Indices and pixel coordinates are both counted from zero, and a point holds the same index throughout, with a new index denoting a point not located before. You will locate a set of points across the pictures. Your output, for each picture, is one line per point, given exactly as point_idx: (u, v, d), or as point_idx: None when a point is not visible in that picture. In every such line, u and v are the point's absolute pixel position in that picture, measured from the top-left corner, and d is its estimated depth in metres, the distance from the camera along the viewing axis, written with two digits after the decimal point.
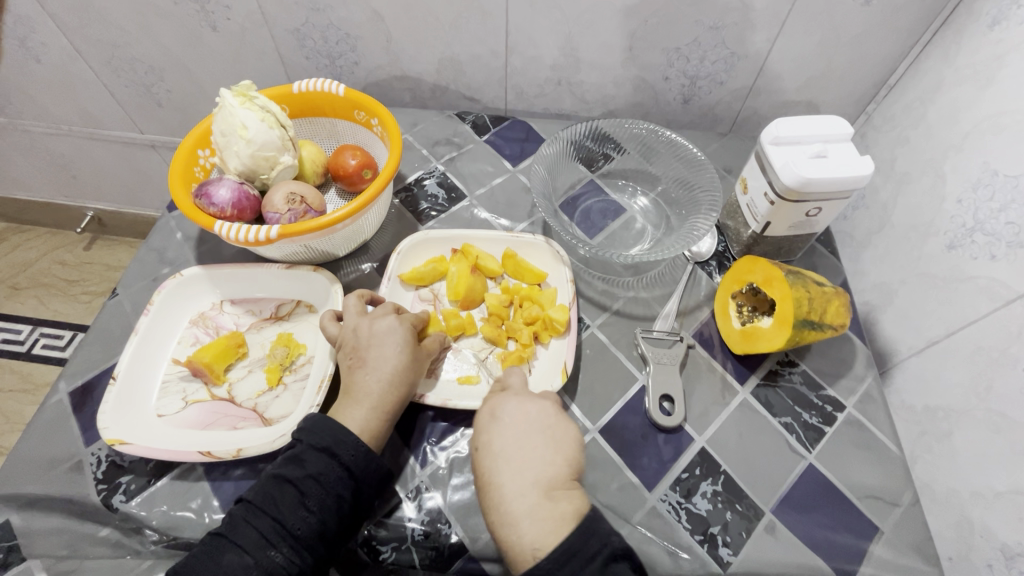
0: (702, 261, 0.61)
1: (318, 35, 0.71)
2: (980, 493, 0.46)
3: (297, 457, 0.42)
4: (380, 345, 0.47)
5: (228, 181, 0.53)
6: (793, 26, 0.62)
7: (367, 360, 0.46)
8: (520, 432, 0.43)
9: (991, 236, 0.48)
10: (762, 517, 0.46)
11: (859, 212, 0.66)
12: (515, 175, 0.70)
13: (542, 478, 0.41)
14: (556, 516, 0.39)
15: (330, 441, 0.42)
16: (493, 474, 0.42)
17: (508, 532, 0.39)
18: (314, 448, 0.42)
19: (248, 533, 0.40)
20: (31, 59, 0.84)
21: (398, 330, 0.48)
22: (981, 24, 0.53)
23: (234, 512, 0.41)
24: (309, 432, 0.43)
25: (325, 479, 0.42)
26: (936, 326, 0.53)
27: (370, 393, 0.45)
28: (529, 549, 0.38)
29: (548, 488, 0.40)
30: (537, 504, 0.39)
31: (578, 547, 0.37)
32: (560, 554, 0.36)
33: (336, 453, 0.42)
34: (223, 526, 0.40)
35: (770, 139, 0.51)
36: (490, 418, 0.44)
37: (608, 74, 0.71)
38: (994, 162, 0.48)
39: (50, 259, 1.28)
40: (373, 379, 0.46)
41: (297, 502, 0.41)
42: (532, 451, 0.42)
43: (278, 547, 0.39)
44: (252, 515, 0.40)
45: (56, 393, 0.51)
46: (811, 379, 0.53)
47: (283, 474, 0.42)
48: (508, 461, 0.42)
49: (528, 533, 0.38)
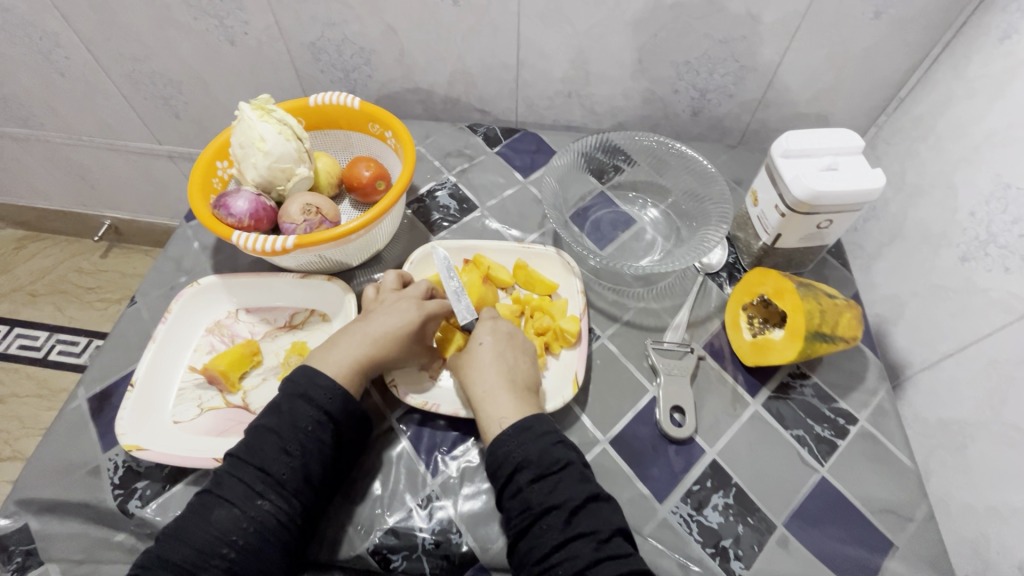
0: (713, 272, 0.62)
1: (333, 48, 0.73)
2: (997, 509, 0.46)
3: (277, 407, 0.43)
4: (388, 312, 0.48)
5: (246, 192, 0.54)
6: (802, 39, 0.63)
7: (370, 318, 0.48)
8: (515, 346, 0.49)
9: (1005, 249, 0.48)
10: (774, 530, 0.45)
11: (870, 224, 0.66)
12: (526, 186, 0.70)
13: (524, 380, 0.47)
14: (526, 402, 0.46)
15: (305, 386, 0.44)
16: (487, 365, 0.47)
17: (484, 405, 0.46)
18: (292, 396, 0.44)
19: (235, 486, 0.40)
20: (55, 72, 0.87)
21: (412, 311, 0.49)
22: (992, 37, 0.53)
23: (221, 468, 0.42)
24: (289, 381, 0.44)
25: (304, 425, 0.42)
26: (950, 339, 0.52)
27: (357, 339, 0.47)
28: (497, 421, 0.45)
29: (527, 388, 0.47)
30: (517, 393, 0.46)
31: (535, 424, 0.44)
32: (522, 427, 0.43)
33: (313, 398, 0.43)
34: (210, 484, 0.41)
35: (780, 151, 0.52)
36: (496, 329, 0.49)
37: (618, 87, 0.72)
38: (1006, 174, 0.48)
39: (67, 266, 1.31)
40: (365, 331, 0.47)
41: (279, 450, 0.41)
42: (523, 361, 0.48)
43: (265, 496, 0.40)
44: (238, 468, 0.41)
45: (75, 398, 0.52)
46: (823, 392, 0.53)
47: (264, 424, 0.43)
48: (501, 361, 0.47)
49: (503, 413, 0.45)
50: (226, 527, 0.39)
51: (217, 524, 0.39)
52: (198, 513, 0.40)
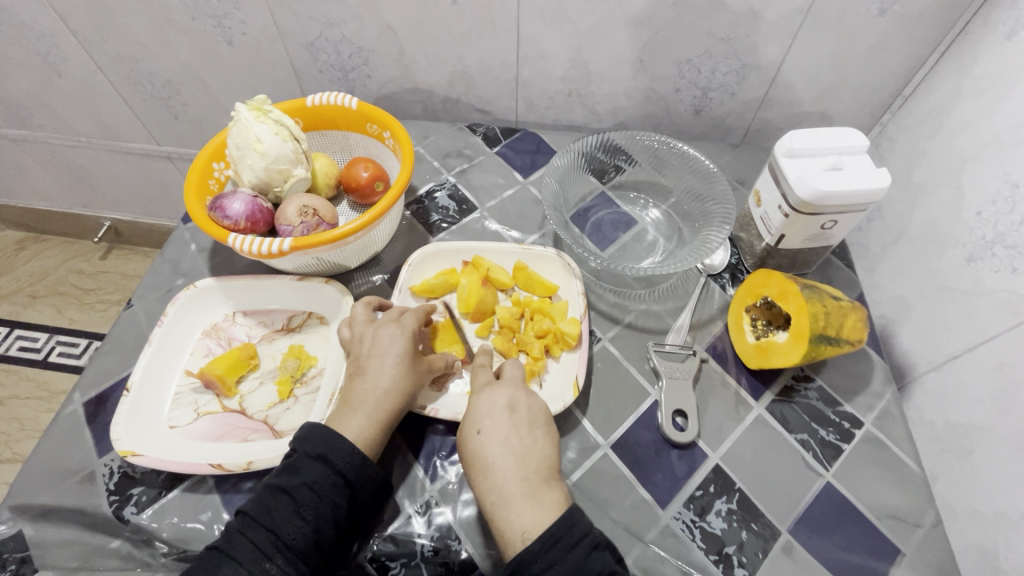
0: (715, 273, 0.61)
1: (331, 48, 0.72)
2: (1006, 515, 0.45)
3: (293, 466, 0.42)
4: (380, 356, 0.47)
5: (242, 194, 0.54)
6: (806, 37, 0.62)
7: (366, 369, 0.47)
8: (519, 424, 0.44)
9: (1012, 249, 0.47)
10: (779, 537, 0.45)
11: (874, 224, 0.65)
12: (526, 187, 0.70)
13: (537, 466, 0.43)
14: (548, 502, 0.41)
15: (324, 448, 0.43)
16: (494, 460, 0.42)
17: (502, 515, 0.40)
18: (309, 457, 0.42)
19: (243, 547, 0.39)
20: (53, 73, 0.86)
21: (399, 340, 0.48)
22: (999, 34, 0.52)
23: (231, 525, 0.41)
24: (304, 439, 0.43)
25: (319, 488, 0.41)
26: (957, 341, 0.52)
27: (366, 400, 0.45)
28: (521, 531, 0.39)
29: (543, 475, 0.42)
30: (534, 495, 0.41)
31: (565, 531, 0.38)
32: (551, 537, 0.38)
33: (331, 461, 0.42)
34: (219, 539, 0.40)
35: (784, 151, 0.51)
36: (492, 407, 0.45)
37: (619, 86, 0.71)
38: (1014, 173, 0.47)
39: (67, 268, 1.30)
40: (370, 388, 0.46)
41: (292, 512, 0.41)
42: (532, 441, 0.44)
43: (273, 559, 0.39)
44: (248, 527, 0.40)
45: (70, 403, 0.51)
46: (827, 395, 0.52)
47: (279, 483, 0.42)
48: (508, 449, 0.43)
49: (524, 514, 0.40)
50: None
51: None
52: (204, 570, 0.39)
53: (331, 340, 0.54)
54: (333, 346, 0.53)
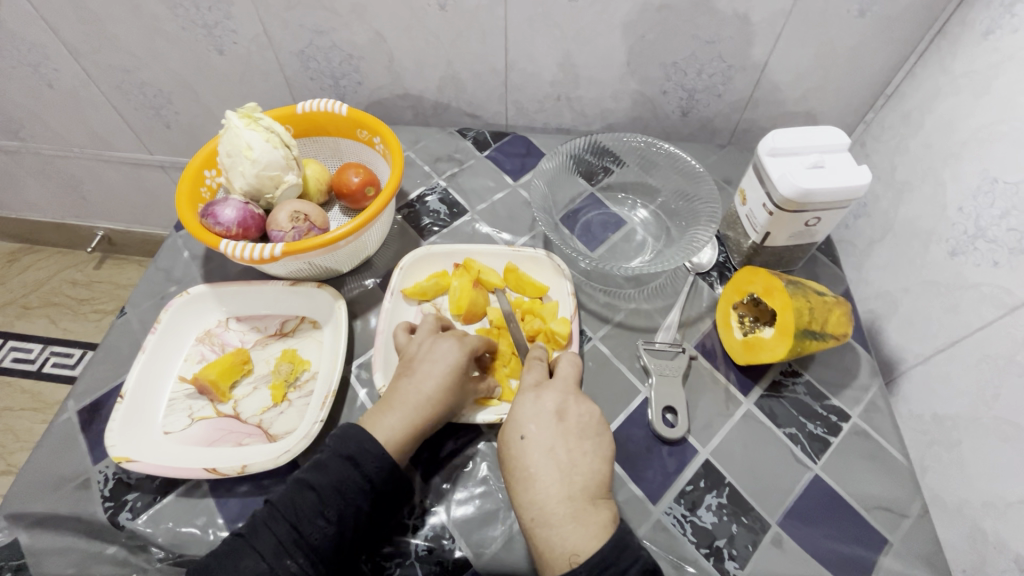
0: (704, 272, 0.62)
1: (321, 56, 0.73)
2: (992, 503, 0.46)
3: (322, 464, 0.43)
4: (432, 363, 0.47)
5: (234, 201, 0.54)
6: (788, 38, 0.63)
7: (415, 372, 0.47)
8: (567, 432, 0.44)
9: (994, 243, 0.48)
10: (768, 529, 0.45)
11: (861, 221, 0.66)
12: (516, 190, 0.70)
13: (586, 484, 0.42)
14: (598, 523, 0.40)
15: (355, 450, 0.43)
16: (537, 471, 0.42)
17: (545, 533, 0.40)
18: (339, 457, 0.43)
19: (267, 540, 0.40)
20: (44, 84, 0.87)
21: (456, 352, 0.48)
22: (976, 33, 0.53)
23: (258, 515, 0.41)
24: (340, 439, 0.44)
25: (345, 489, 0.42)
26: (942, 334, 0.52)
27: (407, 402, 0.45)
28: (568, 554, 0.38)
29: (592, 494, 0.41)
30: (581, 517, 0.40)
31: (613, 560, 0.37)
32: (599, 567, 0.37)
33: (359, 463, 0.43)
34: (244, 528, 0.41)
35: (767, 150, 0.52)
36: (538, 413, 0.45)
37: (607, 89, 0.72)
38: (994, 168, 0.49)
39: (60, 278, 1.30)
40: (413, 390, 0.46)
41: (316, 512, 0.41)
42: (580, 454, 0.43)
43: (294, 557, 0.39)
44: (273, 522, 0.41)
45: (64, 411, 0.52)
46: (815, 389, 0.53)
47: (307, 481, 0.42)
48: (553, 461, 0.42)
49: (570, 537, 0.39)
50: None
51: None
52: (226, 558, 0.39)
53: (323, 344, 0.54)
54: (326, 350, 0.53)
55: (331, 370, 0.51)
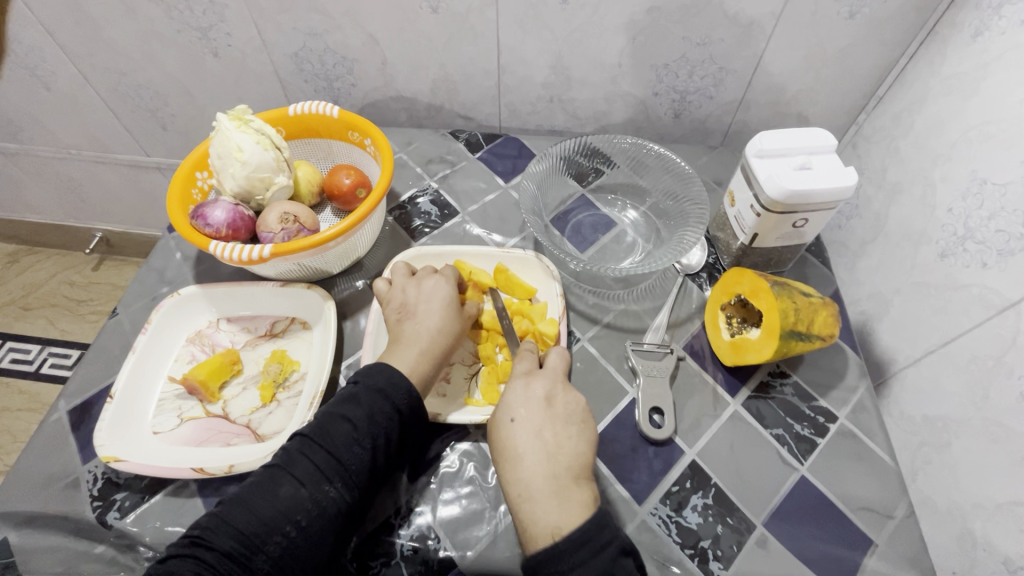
0: (693, 273, 0.62)
1: (315, 58, 0.73)
2: (981, 505, 0.46)
3: (354, 398, 0.45)
4: (427, 301, 0.52)
5: (224, 203, 0.55)
6: (779, 39, 0.63)
7: (417, 312, 0.51)
8: (555, 419, 0.45)
9: (983, 244, 0.48)
10: (754, 530, 0.45)
11: (852, 222, 0.66)
12: (508, 191, 0.70)
13: (571, 466, 0.43)
14: (581, 499, 0.40)
15: (385, 383, 0.45)
16: (523, 450, 0.43)
17: (528, 509, 0.40)
18: (370, 389, 0.45)
19: (306, 467, 0.41)
20: (41, 87, 0.87)
21: (444, 289, 0.53)
22: (965, 34, 0.53)
23: (291, 446, 0.43)
24: (368, 375, 0.46)
25: (378, 419, 0.44)
26: (932, 336, 0.52)
27: (419, 338, 0.49)
28: (550, 529, 0.39)
29: (576, 474, 0.42)
30: (565, 493, 0.41)
31: (595, 534, 0.38)
32: (580, 539, 0.38)
33: (389, 396, 0.45)
34: (280, 458, 0.42)
35: (754, 151, 0.52)
36: (528, 398, 0.46)
37: (599, 91, 0.73)
38: (982, 170, 0.49)
39: (59, 280, 1.31)
40: (422, 327, 0.50)
41: (351, 441, 0.43)
42: (566, 437, 0.44)
43: (332, 483, 0.41)
44: (310, 449, 0.42)
45: (55, 411, 0.52)
46: (802, 391, 0.53)
47: (340, 411, 0.44)
48: (539, 443, 0.43)
49: (552, 513, 0.40)
50: (292, 506, 0.40)
51: (285, 501, 0.40)
52: (265, 486, 0.41)
53: (313, 345, 0.55)
54: (315, 351, 0.54)
55: (320, 370, 0.51)
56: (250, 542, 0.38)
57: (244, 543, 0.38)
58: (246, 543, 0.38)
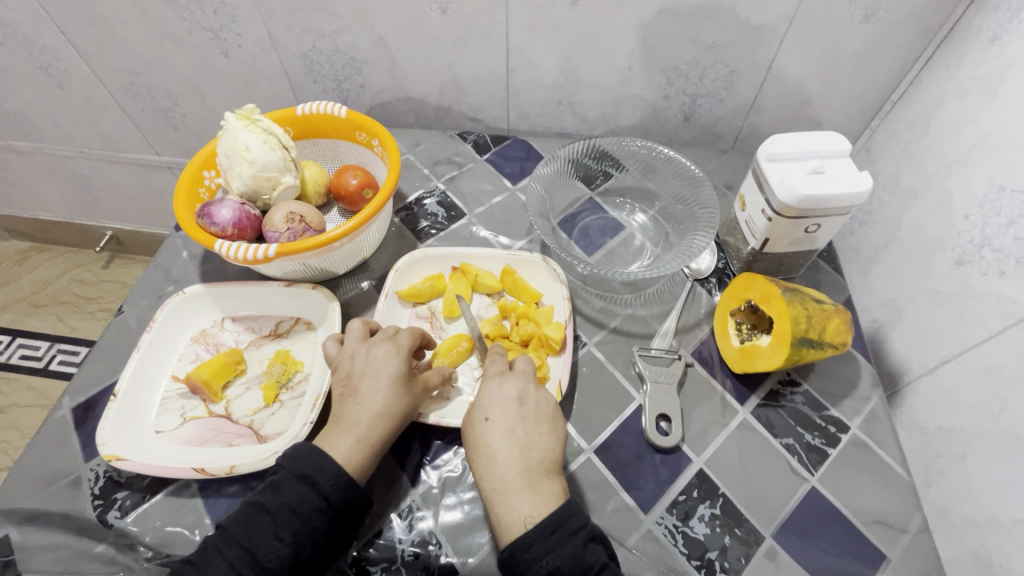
0: (702, 278, 0.61)
1: (324, 59, 0.73)
2: (998, 520, 0.44)
3: (276, 485, 0.41)
4: (373, 375, 0.46)
5: (230, 202, 0.54)
6: (791, 43, 0.62)
7: (359, 391, 0.46)
8: (528, 416, 0.44)
9: (1000, 252, 0.47)
10: (762, 542, 0.44)
11: (865, 228, 0.65)
12: (515, 194, 0.70)
13: (541, 460, 0.43)
14: (550, 492, 0.41)
15: (307, 468, 0.41)
16: (495, 448, 0.42)
17: (499, 502, 0.41)
18: (292, 477, 0.41)
19: (219, 565, 0.39)
20: (55, 86, 0.88)
21: (393, 360, 0.47)
22: (982, 38, 0.52)
23: (212, 539, 0.40)
24: (291, 457, 0.42)
25: (300, 510, 0.40)
26: (946, 345, 0.51)
27: (360, 422, 0.44)
28: (523, 519, 0.39)
29: (546, 468, 0.42)
30: (535, 485, 0.41)
31: (563, 521, 0.38)
32: (549, 526, 0.38)
33: (314, 482, 0.41)
34: (198, 553, 0.40)
35: (766, 155, 0.51)
36: (502, 397, 0.45)
37: (608, 94, 0.72)
38: (1000, 176, 0.47)
39: (70, 277, 1.32)
40: (364, 411, 0.45)
41: (270, 534, 0.40)
42: (537, 435, 0.44)
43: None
44: (225, 545, 0.40)
45: (59, 408, 0.52)
46: (814, 400, 0.52)
47: (260, 502, 0.41)
48: (512, 441, 0.43)
49: (524, 506, 0.40)
50: None
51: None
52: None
53: (317, 346, 0.54)
54: (319, 352, 0.53)
55: (323, 371, 0.51)
56: None
57: None
58: None
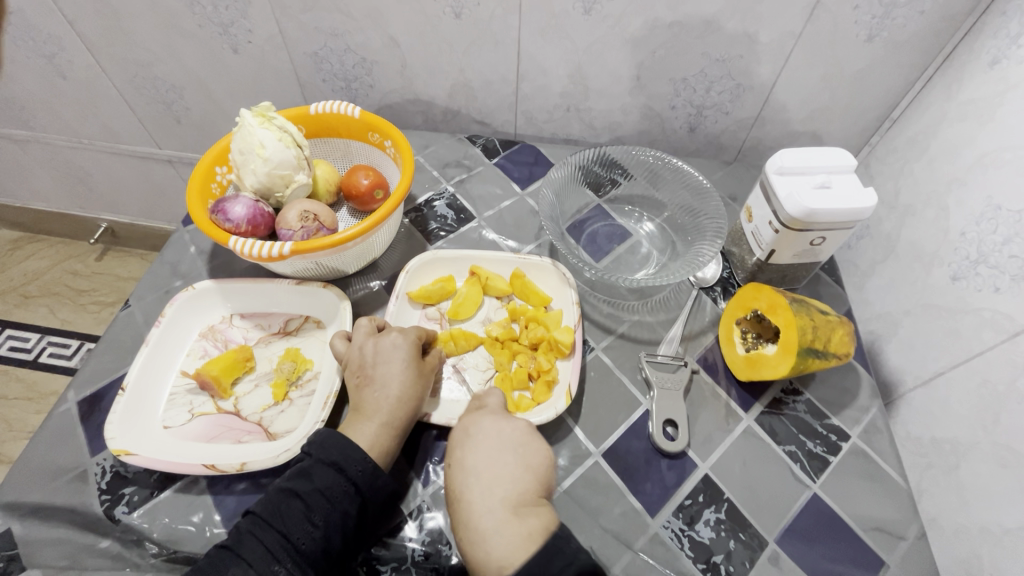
0: (707, 286, 0.62)
1: (335, 58, 0.74)
2: (989, 530, 0.46)
3: (305, 472, 0.42)
4: (386, 363, 0.48)
5: (244, 198, 0.54)
6: (797, 59, 0.64)
7: (375, 378, 0.47)
8: (491, 447, 0.43)
9: (996, 269, 0.48)
10: (766, 546, 0.45)
11: (863, 242, 0.66)
12: (524, 198, 0.71)
13: (509, 494, 0.40)
14: (524, 531, 0.37)
15: (337, 455, 0.43)
16: (462, 491, 0.41)
17: (476, 552, 0.38)
18: (322, 463, 0.42)
19: (254, 548, 0.39)
20: (58, 76, 0.87)
21: (403, 346, 0.49)
22: (982, 61, 0.54)
23: (242, 524, 0.41)
24: (319, 445, 0.43)
25: (332, 495, 0.41)
26: (942, 358, 0.53)
27: (379, 408, 0.46)
28: (495, 568, 0.36)
29: (516, 503, 0.39)
30: (508, 524, 0.38)
31: (543, 565, 0.35)
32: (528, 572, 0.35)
33: (343, 468, 0.42)
34: (230, 539, 0.40)
35: (774, 169, 0.52)
36: (463, 437, 0.44)
37: (616, 102, 0.73)
38: (997, 196, 0.49)
39: (61, 269, 1.30)
40: (382, 396, 0.46)
41: (304, 517, 0.41)
42: (502, 466, 0.41)
43: (282, 563, 0.39)
44: (259, 529, 0.40)
45: (64, 401, 0.51)
46: (815, 408, 0.53)
47: (291, 487, 0.42)
48: (479, 479, 0.41)
49: (496, 549, 0.37)
50: None
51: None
52: (214, 569, 0.39)
53: (327, 345, 0.55)
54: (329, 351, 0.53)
55: (334, 371, 0.51)
56: None
57: None
58: None
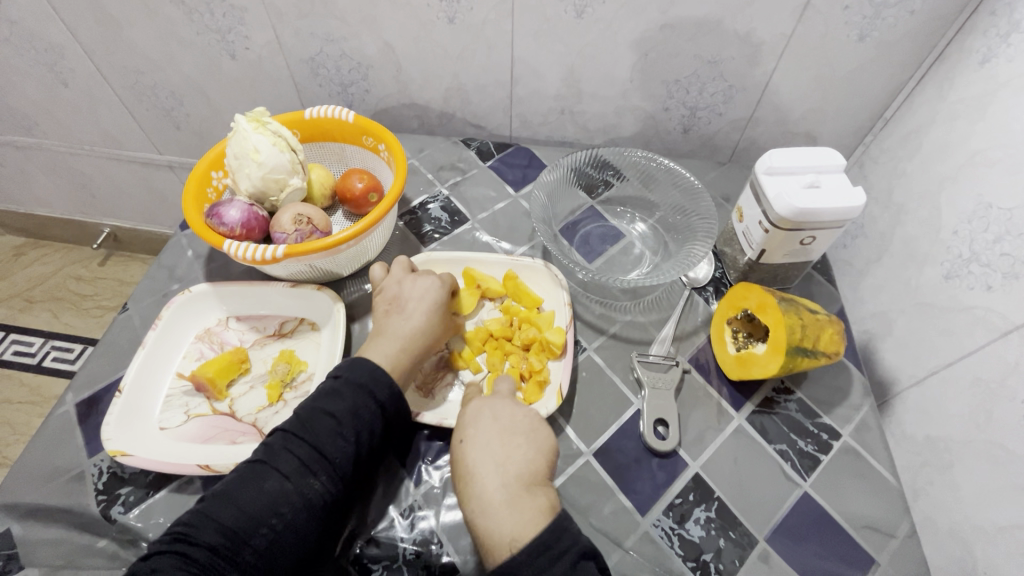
0: (699, 286, 0.62)
1: (331, 64, 0.74)
2: (983, 527, 0.46)
3: (335, 391, 0.46)
4: (419, 298, 0.52)
5: (238, 202, 0.55)
6: (789, 60, 0.64)
7: (405, 309, 0.51)
8: (504, 430, 0.45)
9: (988, 267, 0.48)
10: (756, 545, 0.45)
11: (858, 241, 0.66)
12: (517, 201, 0.71)
13: (520, 473, 0.42)
14: (535, 508, 0.40)
15: (367, 377, 0.46)
16: (473, 467, 0.43)
17: (483, 522, 0.40)
18: (352, 384, 0.46)
19: (288, 459, 0.42)
20: (60, 83, 0.88)
21: (437, 287, 0.53)
22: (972, 60, 0.54)
23: (274, 441, 0.44)
24: (348, 372, 0.47)
25: (361, 414, 0.45)
26: (935, 357, 0.53)
27: (399, 332, 0.50)
28: (506, 541, 0.38)
29: (528, 482, 0.42)
30: (518, 500, 0.40)
31: (551, 542, 0.37)
32: (539, 548, 0.37)
33: (373, 391, 0.46)
34: (263, 455, 0.43)
35: (764, 168, 0.53)
36: (477, 417, 0.46)
37: (610, 104, 0.74)
38: (989, 195, 0.49)
39: (65, 274, 1.32)
40: (406, 323, 0.50)
41: (334, 432, 0.44)
42: (514, 447, 0.44)
43: (318, 475, 0.42)
44: (293, 443, 0.43)
45: (62, 404, 0.52)
46: (806, 407, 0.53)
47: (321, 406, 0.45)
48: (489, 457, 0.43)
49: (506, 523, 0.39)
50: (277, 499, 0.40)
51: (270, 494, 0.40)
52: (252, 480, 0.42)
53: (321, 347, 0.55)
54: (324, 352, 0.54)
55: None
56: (236, 536, 0.39)
57: (230, 537, 0.39)
58: (233, 534, 0.39)
